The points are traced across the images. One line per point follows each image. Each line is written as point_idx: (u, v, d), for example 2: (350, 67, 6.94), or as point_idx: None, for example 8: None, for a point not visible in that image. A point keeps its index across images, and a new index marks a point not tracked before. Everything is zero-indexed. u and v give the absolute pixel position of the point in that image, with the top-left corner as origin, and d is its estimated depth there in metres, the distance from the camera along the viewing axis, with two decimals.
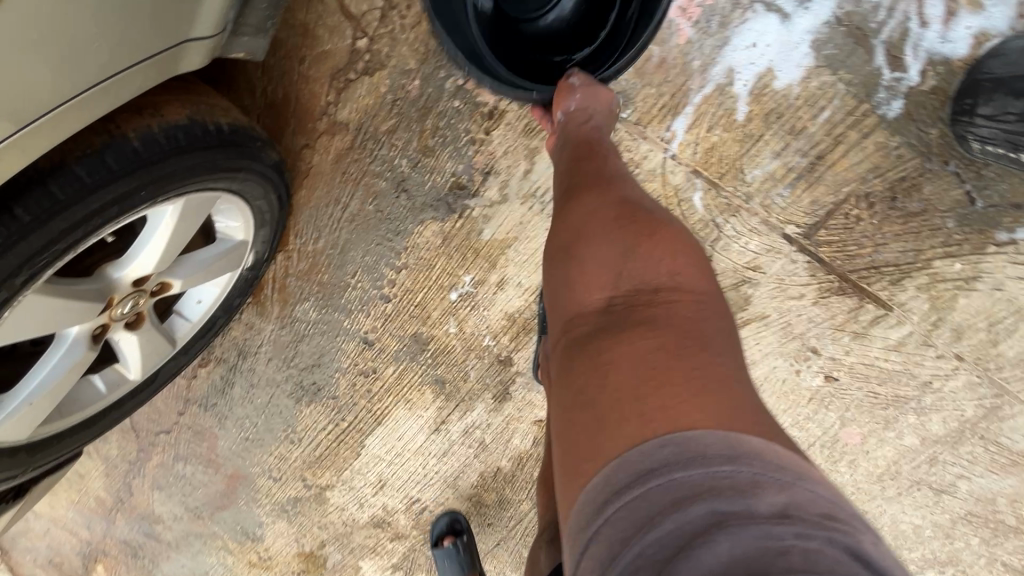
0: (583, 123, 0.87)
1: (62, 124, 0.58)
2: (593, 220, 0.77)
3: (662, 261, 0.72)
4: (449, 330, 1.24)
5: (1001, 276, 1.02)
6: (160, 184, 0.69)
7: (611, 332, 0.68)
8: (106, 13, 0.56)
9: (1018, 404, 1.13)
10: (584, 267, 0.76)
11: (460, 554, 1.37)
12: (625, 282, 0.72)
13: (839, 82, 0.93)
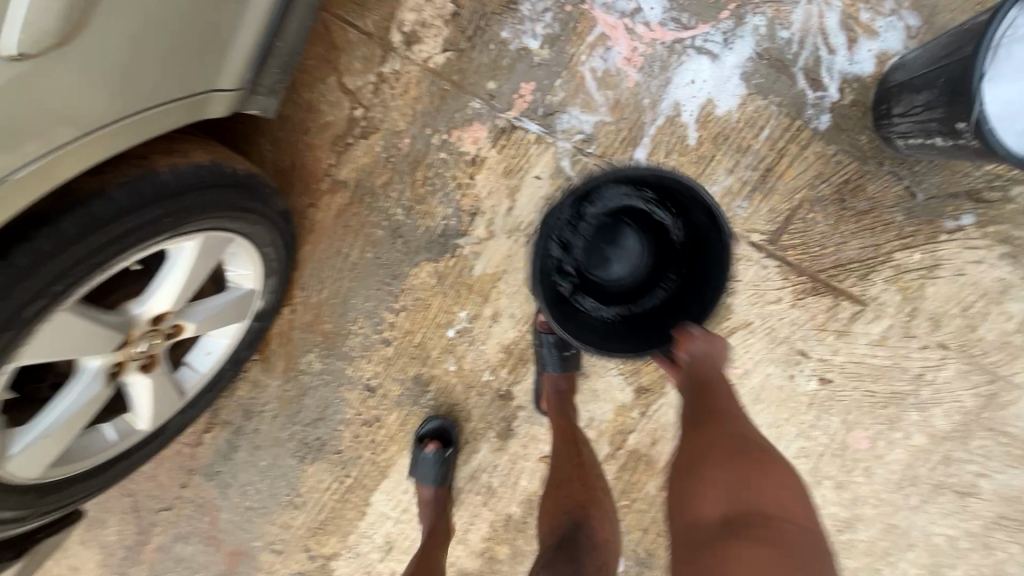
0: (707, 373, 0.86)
1: (107, 142, 0.68)
2: (715, 446, 0.83)
3: (771, 496, 0.77)
4: (449, 369, 1.27)
5: (959, 262, 1.10)
6: (183, 214, 0.78)
7: (733, 548, 0.72)
8: (161, 60, 0.69)
9: (1014, 389, 1.14)
10: (702, 479, 0.81)
11: (442, 463, 1.24)
12: (743, 505, 0.76)
13: (772, 105, 1.08)
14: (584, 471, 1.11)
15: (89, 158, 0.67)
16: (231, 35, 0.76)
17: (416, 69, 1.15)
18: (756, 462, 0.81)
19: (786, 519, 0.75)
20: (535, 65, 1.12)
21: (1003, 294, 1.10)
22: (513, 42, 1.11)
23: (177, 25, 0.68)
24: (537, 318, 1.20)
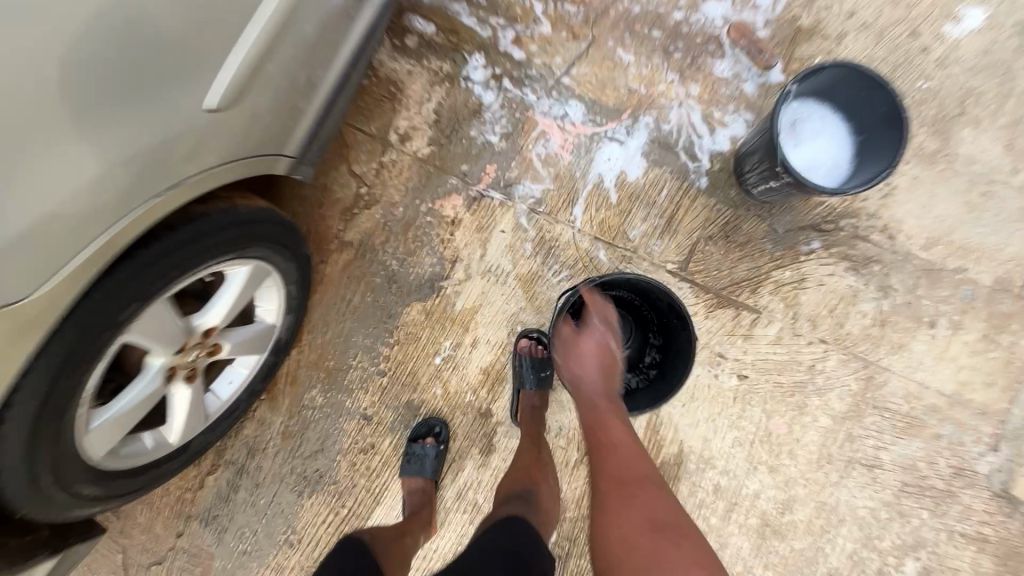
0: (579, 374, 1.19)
1: (221, 173, 0.98)
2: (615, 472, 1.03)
3: (659, 509, 0.96)
4: (437, 393, 1.49)
5: (818, 275, 1.48)
6: (254, 238, 1.08)
7: (636, 560, 0.89)
8: (266, 123, 1.03)
9: (884, 372, 1.47)
10: (608, 504, 0.99)
11: (435, 457, 1.41)
12: (640, 526, 0.93)
13: (666, 172, 1.51)
14: (540, 465, 1.29)
15: (208, 181, 0.95)
16: (297, 119, 1.12)
17: (408, 157, 1.54)
18: (637, 469, 1.04)
19: (672, 521, 0.96)
20: (497, 152, 1.53)
21: (855, 297, 1.48)
22: (479, 137, 1.53)
23: (279, 105, 1.04)
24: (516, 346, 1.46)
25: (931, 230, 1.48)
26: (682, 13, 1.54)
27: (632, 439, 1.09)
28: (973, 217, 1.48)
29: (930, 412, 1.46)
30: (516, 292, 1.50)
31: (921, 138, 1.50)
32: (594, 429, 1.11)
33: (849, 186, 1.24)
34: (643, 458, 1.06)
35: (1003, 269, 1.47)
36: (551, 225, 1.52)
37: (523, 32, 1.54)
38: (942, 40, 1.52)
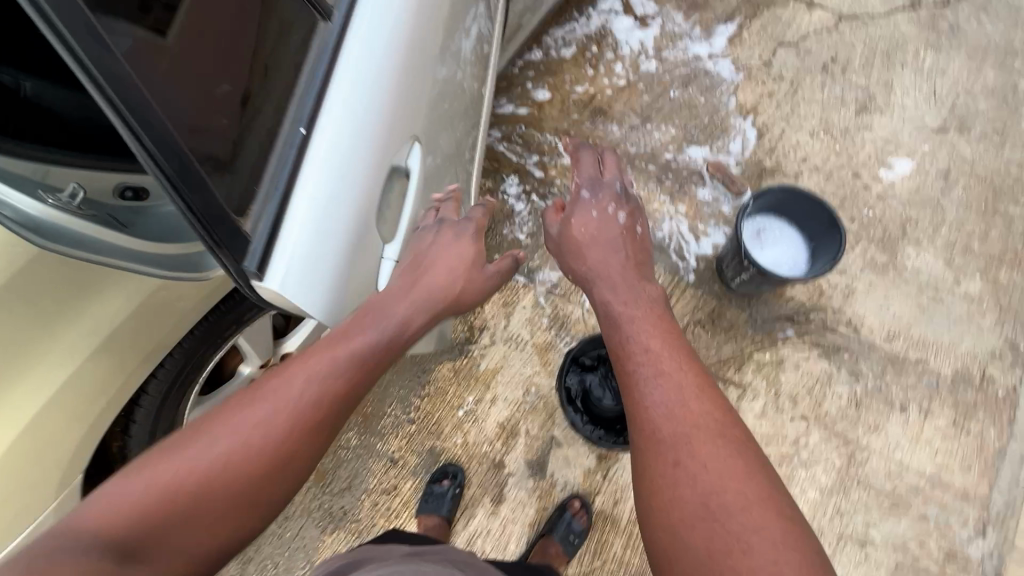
0: (587, 225, 1.31)
1: None
2: (667, 420, 0.92)
3: (710, 471, 0.85)
4: (457, 442, 1.69)
5: (795, 359, 1.71)
6: None
7: (701, 507, 0.83)
8: None
9: (864, 450, 1.61)
10: (647, 480, 0.90)
11: (450, 498, 1.59)
12: (695, 485, 0.85)
13: (660, 266, 1.84)
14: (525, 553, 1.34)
15: None
16: None
17: None
18: (683, 418, 0.92)
19: (730, 487, 0.83)
20: (524, 247, 1.91)
21: (830, 379, 1.68)
22: (510, 235, 1.93)
23: None
24: (568, 502, 1.59)
25: (890, 325, 1.73)
26: (671, 154, 2.02)
27: (678, 377, 0.98)
28: (926, 317, 1.73)
29: (913, 491, 1.56)
30: (532, 357, 1.77)
31: (872, 252, 1.82)
32: (622, 367, 1.04)
33: (813, 272, 1.55)
34: (696, 398, 0.95)
35: (960, 363, 1.68)
36: (565, 304, 1.83)
37: (548, 162, 2.03)
38: (880, 180, 1.93)
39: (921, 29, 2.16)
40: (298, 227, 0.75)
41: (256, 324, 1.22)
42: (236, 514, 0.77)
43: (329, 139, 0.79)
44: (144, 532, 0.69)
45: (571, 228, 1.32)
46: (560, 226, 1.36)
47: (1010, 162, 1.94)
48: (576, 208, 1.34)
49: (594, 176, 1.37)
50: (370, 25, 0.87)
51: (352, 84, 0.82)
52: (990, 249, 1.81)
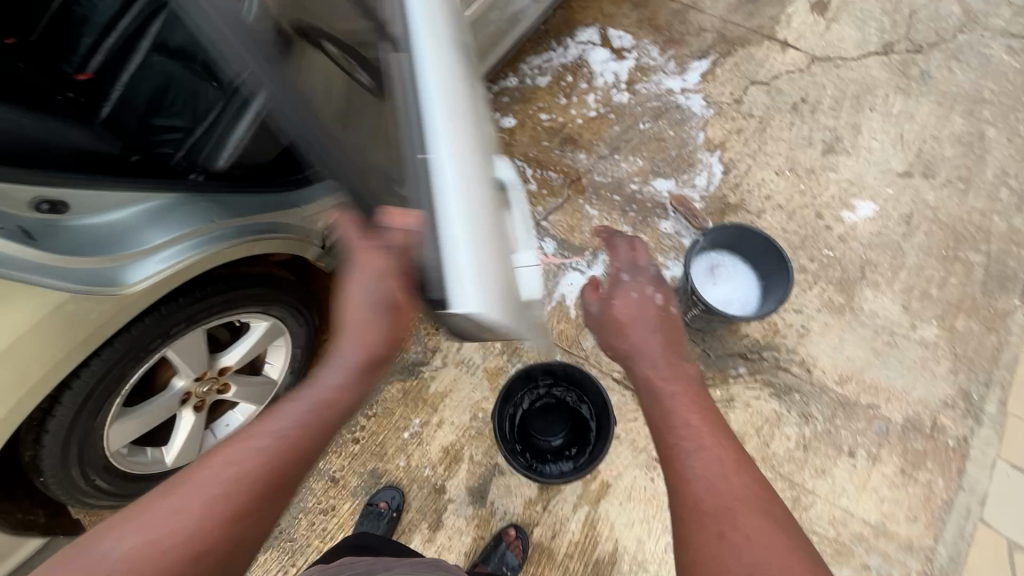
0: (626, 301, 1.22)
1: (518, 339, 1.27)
2: (711, 494, 0.91)
3: (752, 546, 0.84)
4: (399, 465, 1.67)
5: (745, 398, 1.70)
6: (257, 297, 1.31)
7: None
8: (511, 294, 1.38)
9: (810, 494, 1.59)
10: (690, 550, 0.88)
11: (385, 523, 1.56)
12: (741, 565, 0.82)
13: None
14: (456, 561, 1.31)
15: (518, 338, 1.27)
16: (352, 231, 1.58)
17: None
18: (725, 486, 0.91)
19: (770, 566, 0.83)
20: None
21: (780, 421, 1.66)
22: None
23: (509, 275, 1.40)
24: (504, 532, 1.57)
25: (843, 368, 1.71)
26: (636, 185, 2.04)
27: (717, 450, 0.97)
28: (880, 361, 1.72)
29: (857, 540, 1.54)
30: (482, 382, 1.76)
31: (830, 293, 1.81)
32: (663, 442, 1.01)
33: (761, 312, 1.55)
34: (739, 475, 0.94)
35: (911, 411, 1.66)
36: (520, 330, 1.82)
37: None
38: (842, 222, 1.93)
39: (892, 74, 2.18)
40: (472, 250, 0.67)
41: (178, 340, 1.20)
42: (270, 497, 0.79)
43: (440, 144, 0.71)
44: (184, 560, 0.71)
45: (614, 308, 1.22)
46: (599, 305, 1.26)
47: (974, 209, 1.95)
48: (621, 288, 1.25)
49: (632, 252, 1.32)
50: (433, 37, 0.83)
51: (443, 91, 0.77)
52: (949, 295, 1.81)
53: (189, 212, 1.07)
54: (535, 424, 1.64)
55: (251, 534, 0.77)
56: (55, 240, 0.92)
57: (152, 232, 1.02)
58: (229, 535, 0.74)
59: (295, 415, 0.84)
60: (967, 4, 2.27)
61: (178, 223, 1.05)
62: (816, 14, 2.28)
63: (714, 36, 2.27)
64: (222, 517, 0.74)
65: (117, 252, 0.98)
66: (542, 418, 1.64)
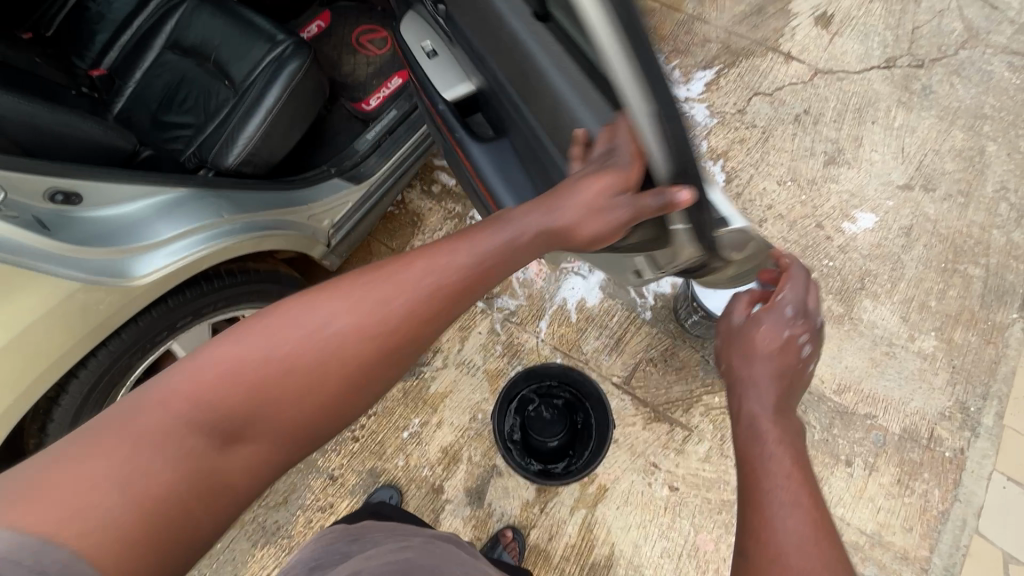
0: (773, 330, 0.92)
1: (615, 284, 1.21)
2: (790, 555, 0.67)
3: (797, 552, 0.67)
4: (398, 464, 1.68)
5: None
6: (258, 292, 1.32)
7: None
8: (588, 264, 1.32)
9: None
10: None
11: None
12: None
13: (618, 301, 1.85)
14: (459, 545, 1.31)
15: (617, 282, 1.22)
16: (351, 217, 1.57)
17: None
18: (789, 492, 0.72)
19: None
20: None
21: None
22: None
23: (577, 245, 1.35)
24: (501, 532, 1.58)
25: (841, 378, 1.72)
26: None
27: (812, 504, 0.71)
28: (878, 371, 1.73)
29: (852, 548, 1.56)
30: (482, 383, 1.77)
31: (829, 303, 1.83)
32: (747, 471, 0.77)
33: None
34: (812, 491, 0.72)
35: (909, 421, 1.67)
36: (521, 333, 1.83)
37: None
38: (843, 233, 1.95)
39: (895, 88, 2.20)
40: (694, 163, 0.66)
41: (181, 337, 1.21)
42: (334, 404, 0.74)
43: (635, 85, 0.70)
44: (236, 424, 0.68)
45: (736, 332, 0.96)
46: (743, 315, 0.97)
47: (973, 223, 1.96)
48: (757, 326, 0.93)
49: (805, 290, 0.97)
50: None
51: None
52: (947, 307, 1.82)
53: (197, 208, 1.11)
54: (532, 424, 1.62)
55: (365, 388, 0.76)
56: (67, 231, 0.94)
57: (161, 225, 1.05)
58: (346, 384, 0.73)
59: (453, 267, 0.77)
60: (970, 20, 2.29)
61: (187, 218, 1.08)
62: (820, 27, 2.31)
63: (719, 46, 2.29)
64: (349, 369, 0.73)
65: (127, 244, 0.99)
66: (542, 419, 1.62)
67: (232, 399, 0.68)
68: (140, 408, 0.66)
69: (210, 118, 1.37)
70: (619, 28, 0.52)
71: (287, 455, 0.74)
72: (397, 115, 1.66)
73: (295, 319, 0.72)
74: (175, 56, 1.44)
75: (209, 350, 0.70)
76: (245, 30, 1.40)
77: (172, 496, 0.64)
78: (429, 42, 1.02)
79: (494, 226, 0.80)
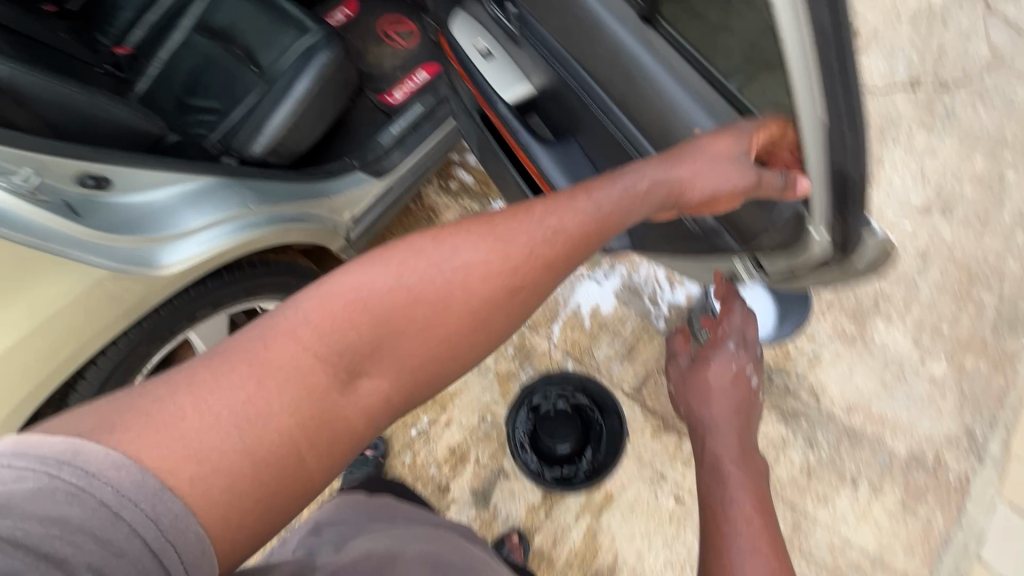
0: (726, 364, 1.37)
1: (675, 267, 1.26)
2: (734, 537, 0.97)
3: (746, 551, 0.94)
4: (405, 461, 1.68)
5: None
6: (278, 285, 1.31)
7: None
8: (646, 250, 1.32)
9: (811, 520, 1.61)
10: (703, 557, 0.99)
11: None
12: None
13: (631, 309, 1.84)
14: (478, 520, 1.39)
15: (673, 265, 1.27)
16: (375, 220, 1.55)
17: None
18: (731, 503, 1.05)
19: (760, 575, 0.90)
20: None
21: (785, 445, 1.68)
22: None
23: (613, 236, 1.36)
24: (506, 535, 1.58)
25: (851, 398, 1.73)
26: None
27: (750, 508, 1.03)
28: (888, 394, 1.73)
29: (852, 568, 1.57)
30: (492, 385, 1.76)
31: (843, 322, 1.82)
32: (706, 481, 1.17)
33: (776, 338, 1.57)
34: (748, 495, 1.08)
35: (915, 445, 1.67)
36: (533, 336, 1.82)
37: None
38: None
39: (917, 109, 2.19)
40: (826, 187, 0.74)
41: (197, 326, 1.20)
42: (454, 344, 0.75)
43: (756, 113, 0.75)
44: (354, 365, 0.69)
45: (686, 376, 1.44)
46: (688, 362, 1.48)
47: (989, 250, 1.96)
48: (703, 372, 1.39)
49: (744, 324, 1.41)
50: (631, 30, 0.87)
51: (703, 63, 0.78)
52: (959, 333, 1.82)
53: (225, 199, 1.09)
54: (547, 427, 1.65)
55: (479, 329, 0.76)
56: (95, 218, 0.92)
57: (188, 213, 1.03)
58: (462, 323, 0.74)
59: (572, 219, 0.78)
60: (997, 44, 2.28)
61: (215, 209, 1.07)
62: None
63: None
64: (469, 304, 0.74)
65: (155, 231, 0.98)
66: (554, 424, 1.65)
67: (357, 332, 0.69)
68: (271, 336, 0.67)
69: (236, 102, 1.35)
70: (834, 55, 0.56)
71: (404, 395, 0.74)
72: (422, 110, 1.63)
73: (409, 260, 0.73)
74: (201, 38, 1.41)
75: (331, 288, 0.71)
76: (275, 16, 1.37)
77: (297, 429, 0.64)
78: (482, 44, 1.09)
79: (610, 180, 0.80)
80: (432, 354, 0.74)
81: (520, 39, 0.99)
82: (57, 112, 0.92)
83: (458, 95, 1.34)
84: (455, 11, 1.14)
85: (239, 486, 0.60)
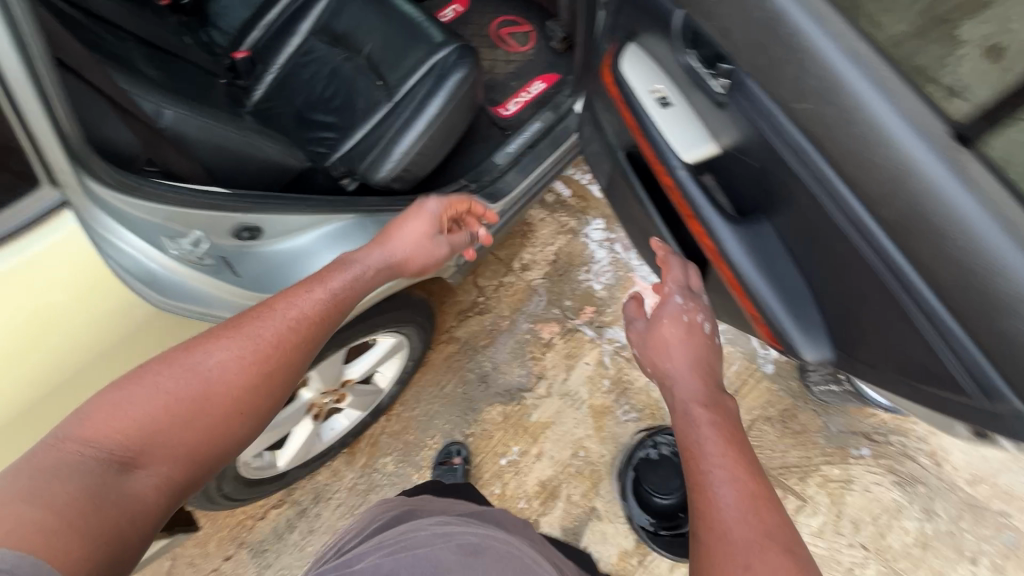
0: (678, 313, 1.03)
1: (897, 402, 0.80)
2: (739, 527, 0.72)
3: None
4: (494, 492, 1.63)
5: (866, 480, 1.60)
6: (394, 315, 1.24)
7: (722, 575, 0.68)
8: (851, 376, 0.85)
9: None
10: None
11: None
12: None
13: (737, 350, 1.73)
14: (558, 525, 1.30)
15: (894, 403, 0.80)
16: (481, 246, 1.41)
17: (522, 284, 1.84)
18: (750, 548, 0.69)
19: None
20: (598, 299, 1.80)
21: (900, 512, 1.57)
22: (585, 283, 1.83)
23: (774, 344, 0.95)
24: None
25: (976, 468, 1.59)
26: None
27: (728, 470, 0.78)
28: (1018, 467, 1.59)
29: None
30: (586, 419, 1.69)
31: None
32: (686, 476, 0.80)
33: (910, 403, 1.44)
34: (761, 537, 0.70)
35: None
36: (629, 370, 1.73)
37: None
38: None
39: None
40: None
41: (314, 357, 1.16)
42: (225, 427, 0.75)
43: None
44: (134, 448, 0.68)
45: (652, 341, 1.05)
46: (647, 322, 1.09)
47: None
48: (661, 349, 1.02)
49: (687, 273, 1.05)
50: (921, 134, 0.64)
51: None
52: None
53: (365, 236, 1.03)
54: (651, 478, 1.54)
55: (245, 416, 0.78)
56: (246, 266, 0.87)
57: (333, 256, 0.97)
58: (234, 410, 0.76)
59: (307, 306, 0.86)
60: None
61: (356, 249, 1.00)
62: None
63: None
64: (231, 393, 0.76)
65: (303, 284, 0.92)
66: (659, 474, 1.54)
67: (131, 426, 0.68)
68: (55, 443, 0.64)
69: (360, 116, 1.26)
70: None
71: (182, 489, 0.71)
72: (541, 128, 1.52)
73: (171, 359, 0.76)
74: (323, 43, 1.32)
75: (93, 407, 0.68)
76: (405, 23, 1.27)
77: (70, 516, 0.58)
78: (659, 87, 0.94)
79: (339, 269, 0.93)
80: (211, 439, 0.74)
81: (722, 98, 0.80)
82: (214, 155, 0.87)
83: (602, 125, 1.20)
84: (627, 45, 1.00)
85: (32, 541, 0.53)
